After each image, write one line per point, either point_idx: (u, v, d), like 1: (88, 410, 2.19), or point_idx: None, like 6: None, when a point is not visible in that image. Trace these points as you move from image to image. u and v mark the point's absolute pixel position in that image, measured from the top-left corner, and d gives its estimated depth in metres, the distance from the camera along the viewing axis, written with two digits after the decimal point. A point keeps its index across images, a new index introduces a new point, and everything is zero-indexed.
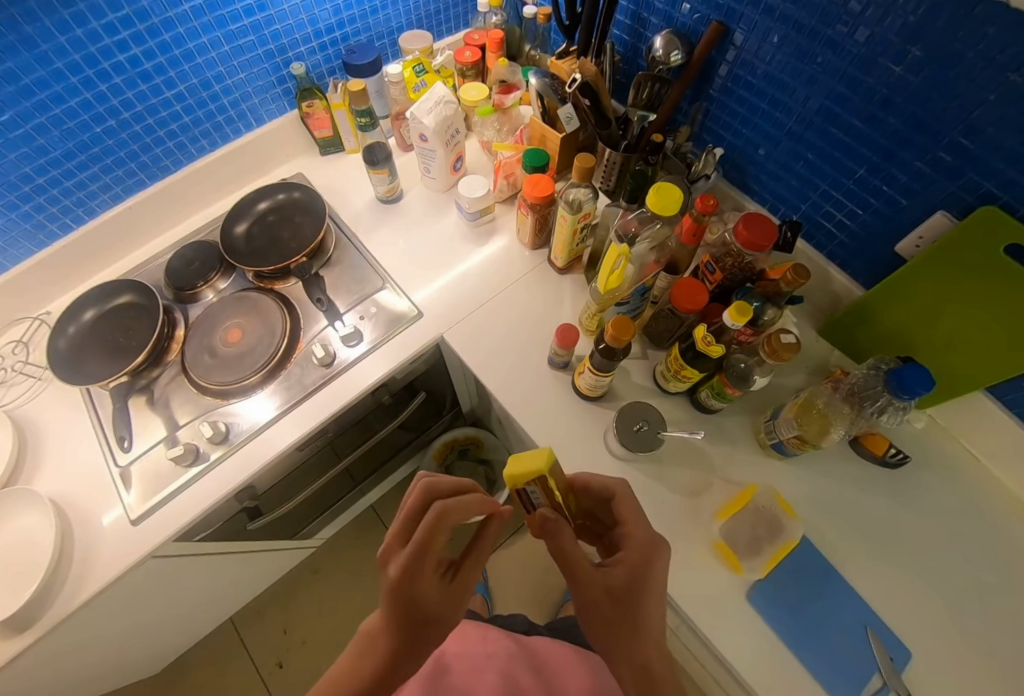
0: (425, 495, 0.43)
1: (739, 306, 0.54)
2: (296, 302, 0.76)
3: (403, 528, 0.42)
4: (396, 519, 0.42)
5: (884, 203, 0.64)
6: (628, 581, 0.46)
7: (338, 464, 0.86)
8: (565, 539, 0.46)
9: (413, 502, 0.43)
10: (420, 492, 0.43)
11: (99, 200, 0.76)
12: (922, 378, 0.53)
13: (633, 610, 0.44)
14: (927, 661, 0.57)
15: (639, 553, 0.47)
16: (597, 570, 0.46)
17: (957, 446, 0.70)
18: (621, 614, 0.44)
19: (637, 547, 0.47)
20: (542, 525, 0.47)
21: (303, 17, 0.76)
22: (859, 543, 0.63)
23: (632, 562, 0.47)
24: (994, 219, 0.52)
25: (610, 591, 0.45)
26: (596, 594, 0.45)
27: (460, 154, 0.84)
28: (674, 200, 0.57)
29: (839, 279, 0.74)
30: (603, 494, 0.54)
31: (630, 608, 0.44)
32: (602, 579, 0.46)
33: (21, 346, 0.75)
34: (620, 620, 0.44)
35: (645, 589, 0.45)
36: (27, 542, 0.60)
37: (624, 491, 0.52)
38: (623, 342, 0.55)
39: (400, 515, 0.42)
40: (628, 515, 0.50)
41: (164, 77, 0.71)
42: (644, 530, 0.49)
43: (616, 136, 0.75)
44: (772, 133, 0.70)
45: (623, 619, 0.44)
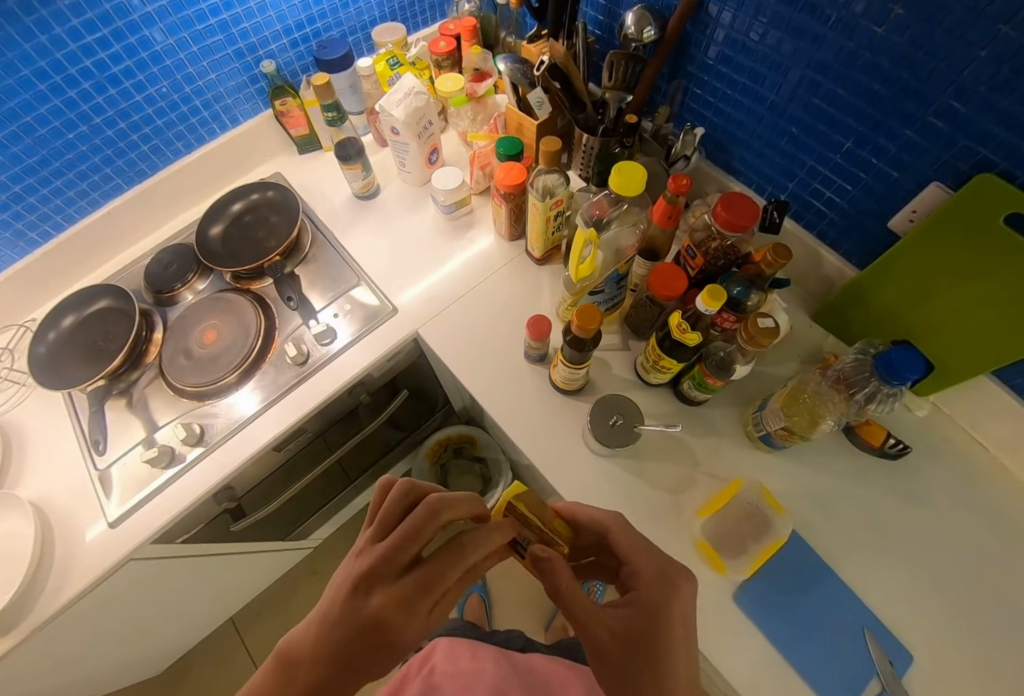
0: (437, 512, 0.40)
1: (712, 291, 0.51)
2: (272, 301, 0.75)
3: (404, 545, 0.39)
4: (402, 528, 0.39)
5: (874, 177, 0.60)
6: (643, 623, 0.40)
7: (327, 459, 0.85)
8: (564, 577, 0.42)
9: (423, 520, 0.40)
10: (436, 512, 0.40)
11: (77, 207, 0.77)
12: (912, 362, 0.49)
13: (652, 655, 0.38)
14: (930, 665, 0.53)
15: (655, 590, 0.42)
16: (604, 609, 0.41)
17: (964, 435, 0.66)
18: (637, 658, 0.38)
19: (650, 583, 0.43)
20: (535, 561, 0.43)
21: (272, 14, 0.75)
22: (855, 538, 0.60)
23: (646, 600, 0.42)
24: (992, 187, 0.48)
25: (620, 632, 0.40)
26: (605, 637, 0.39)
27: (436, 146, 0.82)
28: (638, 179, 0.55)
29: (831, 260, 0.70)
30: (593, 524, 0.50)
31: (649, 655, 0.38)
32: (611, 622, 0.40)
33: (8, 353, 0.76)
34: (636, 667, 0.38)
35: (664, 633, 0.39)
36: (7, 545, 0.61)
37: (614, 522, 0.49)
38: (591, 331, 0.53)
39: (406, 530, 0.39)
40: (629, 548, 0.46)
41: (133, 81, 0.70)
42: (653, 561, 0.45)
43: (593, 120, 0.72)
44: (754, 109, 0.66)
45: (638, 669, 0.37)
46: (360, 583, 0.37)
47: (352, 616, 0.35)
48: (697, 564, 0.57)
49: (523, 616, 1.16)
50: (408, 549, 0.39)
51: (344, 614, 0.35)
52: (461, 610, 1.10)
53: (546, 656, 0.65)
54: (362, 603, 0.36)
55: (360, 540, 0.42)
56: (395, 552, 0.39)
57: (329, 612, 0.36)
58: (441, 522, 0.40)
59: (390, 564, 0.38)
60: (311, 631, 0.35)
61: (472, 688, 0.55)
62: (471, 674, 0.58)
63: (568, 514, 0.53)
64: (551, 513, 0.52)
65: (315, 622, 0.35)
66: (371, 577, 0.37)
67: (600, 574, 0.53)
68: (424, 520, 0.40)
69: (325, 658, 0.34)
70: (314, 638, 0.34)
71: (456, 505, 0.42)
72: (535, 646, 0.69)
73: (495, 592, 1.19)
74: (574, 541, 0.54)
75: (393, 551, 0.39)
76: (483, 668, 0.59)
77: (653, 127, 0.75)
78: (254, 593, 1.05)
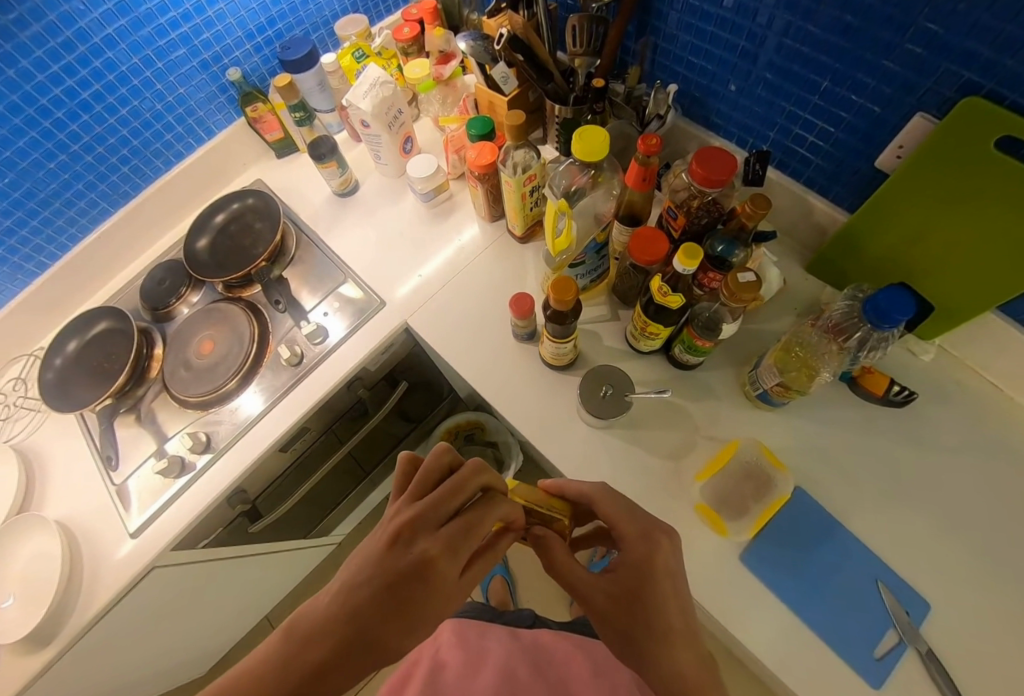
0: (477, 475, 0.41)
1: (688, 250, 0.50)
2: (263, 307, 0.77)
3: (445, 499, 0.39)
4: (445, 483, 0.39)
5: (857, 115, 0.57)
6: (634, 581, 0.41)
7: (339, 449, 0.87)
8: (559, 553, 0.45)
9: (464, 476, 0.40)
10: (477, 472, 0.41)
11: (67, 235, 0.80)
12: (900, 303, 0.46)
13: (645, 610, 0.40)
14: (949, 613, 0.52)
15: (638, 547, 0.43)
16: (594, 575, 0.43)
17: (973, 376, 0.64)
18: (633, 618, 0.40)
19: (633, 538, 0.44)
20: (535, 540, 0.47)
21: (232, 20, 0.75)
22: (862, 489, 0.59)
23: (632, 559, 0.43)
24: (981, 111, 0.45)
25: (615, 595, 0.41)
26: (600, 600, 0.41)
27: (409, 135, 0.82)
28: (600, 142, 0.53)
29: (820, 207, 0.68)
30: (582, 500, 0.48)
31: (640, 610, 0.40)
32: (603, 583, 0.42)
33: (21, 383, 0.79)
34: (633, 625, 0.39)
35: (655, 585, 0.41)
36: (36, 565, 0.64)
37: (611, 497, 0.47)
38: (569, 302, 0.52)
39: (448, 485, 0.39)
40: (618, 519, 0.45)
41: (104, 104, 0.71)
42: (633, 521, 0.45)
43: (562, 90, 0.71)
44: (727, 58, 0.64)
45: (634, 621, 0.39)
46: (400, 535, 0.36)
47: (392, 567, 0.34)
48: (699, 530, 0.57)
49: (546, 594, 1.17)
50: (448, 504, 0.38)
51: (381, 566, 0.34)
52: (486, 595, 1.11)
53: (554, 631, 0.66)
54: (403, 553, 0.35)
55: (391, 508, 0.40)
56: (435, 507, 0.38)
57: (368, 561, 0.35)
58: (481, 482, 0.41)
59: (432, 516, 0.37)
60: (339, 590, 0.34)
61: (483, 671, 0.56)
62: (482, 656, 0.59)
63: (556, 491, 0.51)
64: (542, 493, 0.51)
65: (344, 579, 0.34)
66: (413, 528, 0.36)
67: (603, 539, 0.53)
68: (465, 477, 0.40)
69: (355, 617, 0.32)
70: (342, 599, 0.33)
71: (492, 471, 0.43)
72: (546, 622, 0.69)
73: (517, 574, 1.20)
74: (573, 512, 0.52)
75: (437, 502, 0.38)
76: (492, 648, 0.60)
77: (625, 89, 0.71)
78: (284, 591, 1.09)
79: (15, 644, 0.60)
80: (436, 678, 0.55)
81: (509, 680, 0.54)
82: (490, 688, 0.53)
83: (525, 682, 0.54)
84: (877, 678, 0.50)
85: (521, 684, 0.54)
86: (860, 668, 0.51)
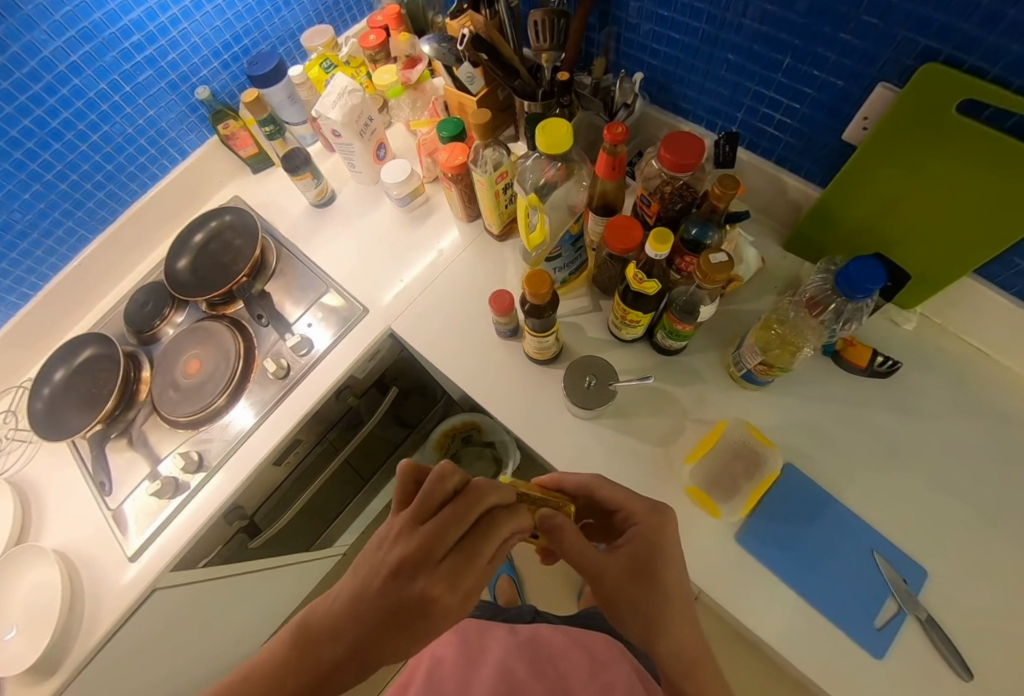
0: (482, 501, 0.36)
1: (658, 234, 0.50)
2: (247, 322, 0.77)
3: (447, 528, 0.34)
4: (445, 512, 0.35)
5: (820, 90, 0.57)
6: (646, 554, 0.44)
7: (336, 457, 0.88)
8: (568, 537, 0.42)
9: (468, 499, 0.35)
10: (484, 496, 0.36)
11: (48, 265, 0.80)
12: (872, 274, 0.46)
13: (654, 580, 0.43)
14: (944, 577, 0.53)
15: (650, 521, 0.46)
16: (607, 553, 0.44)
17: (953, 340, 0.65)
18: (648, 588, 0.42)
19: (647, 515, 0.46)
20: (545, 525, 0.42)
21: (196, 39, 0.75)
22: (851, 460, 0.59)
23: (644, 532, 0.45)
24: (939, 77, 0.45)
25: (628, 568, 0.43)
26: (610, 576, 0.43)
27: (381, 141, 0.82)
28: (564, 134, 0.54)
29: (793, 184, 0.69)
30: (581, 491, 0.50)
31: (653, 581, 0.43)
32: (609, 557, 0.44)
33: (11, 415, 0.80)
34: (651, 597, 0.42)
35: (665, 556, 0.44)
36: (36, 595, 0.64)
37: (600, 481, 0.49)
38: (544, 295, 0.52)
39: (451, 513, 0.35)
40: (619, 498, 0.48)
41: (74, 131, 0.71)
42: (643, 500, 0.47)
43: (530, 86, 0.70)
44: (689, 43, 0.64)
45: (649, 592, 0.42)
46: (400, 567, 0.33)
47: (393, 600, 0.32)
48: (690, 512, 0.57)
49: (553, 589, 1.18)
50: (449, 533, 0.34)
51: (382, 595, 0.32)
52: (493, 594, 1.12)
53: (554, 625, 0.66)
54: (404, 586, 0.32)
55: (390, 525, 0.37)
56: (439, 536, 0.34)
57: (370, 582, 0.33)
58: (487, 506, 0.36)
59: (434, 548, 0.34)
60: (348, 594, 0.33)
61: (483, 667, 0.56)
62: (482, 651, 0.59)
63: (553, 486, 0.52)
64: (539, 486, 0.50)
65: (353, 584, 0.34)
66: (414, 561, 0.33)
67: (600, 533, 0.53)
68: (469, 501, 0.35)
69: (362, 625, 0.32)
70: (346, 600, 0.33)
71: (500, 489, 0.37)
72: (546, 616, 0.69)
73: (523, 571, 1.20)
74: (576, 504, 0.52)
75: (439, 531, 0.34)
76: (493, 646, 0.60)
77: (592, 80, 0.70)
78: (292, 607, 1.08)
79: (21, 676, 0.60)
80: (435, 677, 0.56)
81: (510, 675, 0.54)
82: (489, 686, 0.53)
83: (522, 679, 0.54)
84: (879, 648, 0.50)
85: (520, 680, 0.54)
86: (862, 639, 0.51)
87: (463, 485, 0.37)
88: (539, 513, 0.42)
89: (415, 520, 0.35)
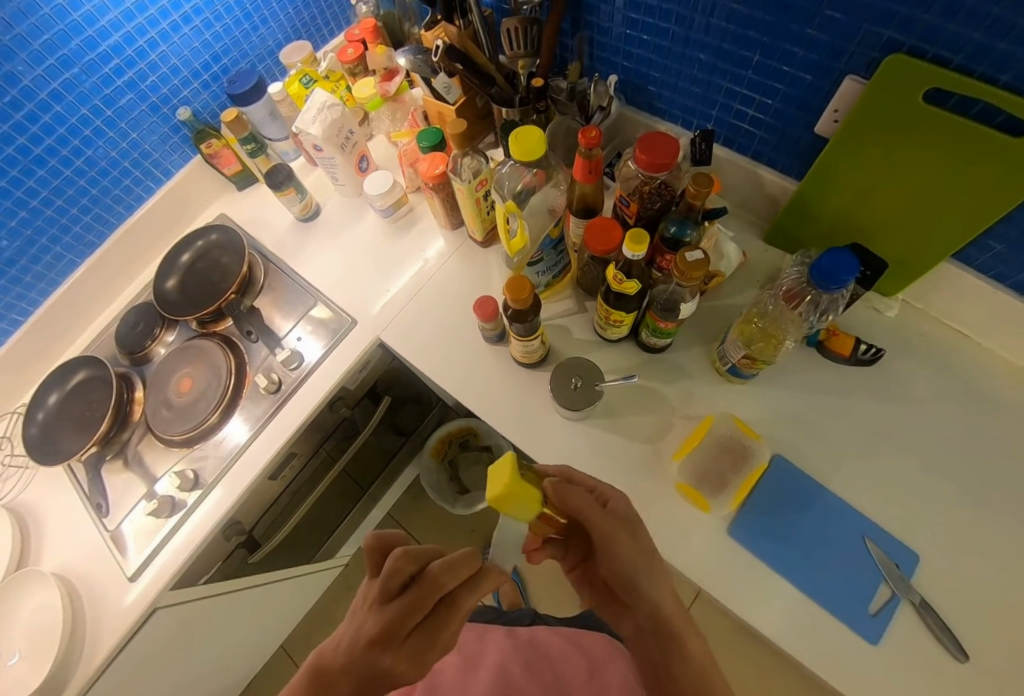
0: (438, 585, 0.35)
1: (634, 235, 0.50)
2: (238, 339, 0.77)
3: (406, 614, 0.34)
4: (403, 597, 0.34)
5: (790, 85, 0.58)
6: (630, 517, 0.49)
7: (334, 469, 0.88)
8: (573, 496, 0.47)
9: (424, 588, 0.35)
10: (442, 579, 0.36)
11: (37, 290, 0.81)
12: (845, 264, 0.47)
13: (641, 539, 0.47)
14: (935, 560, 0.53)
15: (621, 499, 0.50)
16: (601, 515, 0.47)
17: (935, 325, 0.65)
18: (639, 547, 0.47)
19: (614, 489, 0.51)
20: (553, 493, 0.47)
21: (175, 61, 0.76)
22: (838, 449, 0.60)
23: (622, 503, 0.49)
24: (905, 68, 0.46)
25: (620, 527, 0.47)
26: (612, 532, 0.47)
27: (363, 153, 0.82)
28: (537, 140, 0.54)
29: (770, 178, 0.69)
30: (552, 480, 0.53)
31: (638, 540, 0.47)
32: (606, 515, 0.48)
33: (7, 440, 0.80)
34: (642, 554, 0.46)
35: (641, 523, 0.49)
36: (37, 620, 0.64)
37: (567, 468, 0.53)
38: (527, 300, 0.53)
39: (410, 598, 0.34)
40: (591, 478, 0.51)
41: (58, 157, 0.72)
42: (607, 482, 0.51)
43: (507, 92, 0.71)
44: (660, 44, 0.65)
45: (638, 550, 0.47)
46: (375, 637, 0.32)
47: (368, 671, 0.31)
48: (681, 507, 0.58)
49: (556, 591, 1.18)
50: (410, 617, 0.34)
51: (356, 666, 0.31)
52: (498, 598, 1.11)
53: (552, 627, 0.67)
54: (375, 659, 0.32)
55: (360, 597, 0.36)
56: (401, 620, 0.33)
57: (349, 648, 0.32)
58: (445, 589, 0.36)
59: (398, 629, 0.33)
60: (346, 643, 0.33)
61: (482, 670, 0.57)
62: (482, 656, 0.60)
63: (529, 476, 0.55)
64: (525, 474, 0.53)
65: (352, 632, 0.33)
66: (382, 639, 0.33)
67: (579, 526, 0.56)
68: (427, 587, 0.35)
69: (360, 671, 0.31)
70: (345, 646, 0.33)
71: (459, 567, 0.37)
72: (545, 617, 0.70)
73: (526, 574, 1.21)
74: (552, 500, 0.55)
75: (400, 616, 0.34)
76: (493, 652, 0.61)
77: (568, 84, 0.71)
78: (296, 621, 1.08)
79: None
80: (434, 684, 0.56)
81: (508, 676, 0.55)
82: None
83: None
84: (874, 633, 0.50)
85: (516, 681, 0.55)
86: (857, 625, 0.51)
87: (419, 571, 0.36)
88: (544, 484, 0.48)
89: (376, 601, 0.35)
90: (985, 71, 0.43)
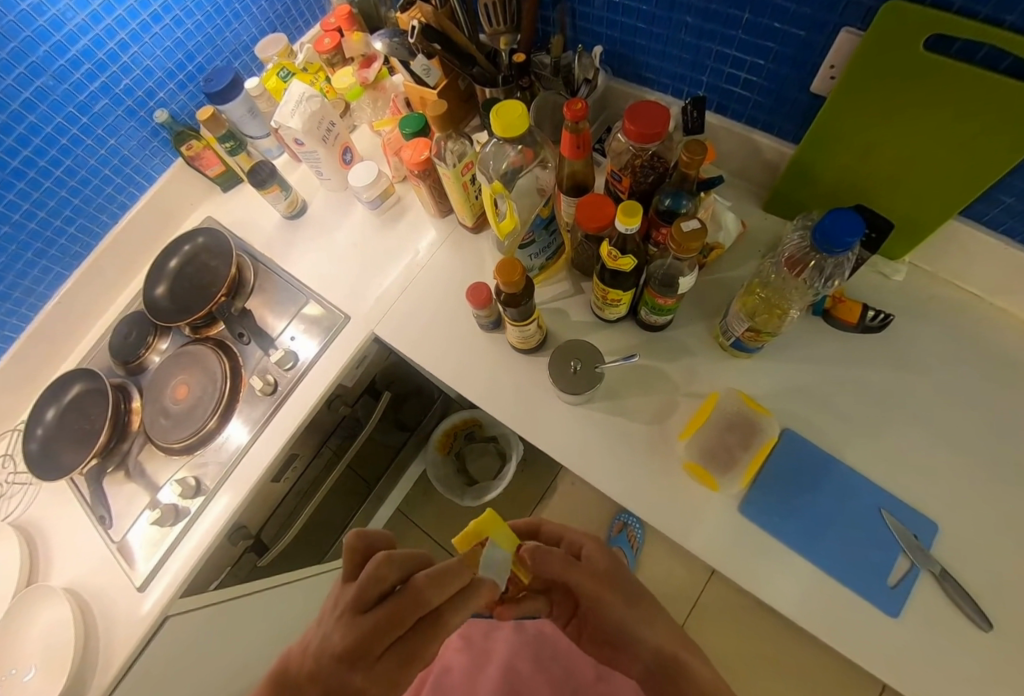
0: (417, 599, 0.34)
1: (627, 208, 0.48)
2: (231, 342, 0.76)
3: (378, 629, 0.33)
4: (380, 609, 0.34)
5: (783, 43, 0.55)
6: (608, 567, 0.54)
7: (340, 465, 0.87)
8: (555, 560, 0.49)
9: (404, 599, 0.34)
10: (421, 595, 0.35)
11: (27, 305, 0.80)
12: (850, 227, 0.44)
13: (620, 583, 0.53)
14: (953, 529, 0.51)
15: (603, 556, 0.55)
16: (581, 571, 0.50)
17: (945, 286, 0.63)
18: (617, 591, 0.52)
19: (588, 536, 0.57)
20: (532, 556, 0.48)
21: (148, 63, 0.74)
22: (850, 420, 0.58)
23: (598, 553, 0.55)
24: (905, 17, 0.43)
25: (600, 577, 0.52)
26: (594, 588, 0.50)
27: (347, 145, 0.80)
28: (519, 115, 0.52)
29: (766, 144, 0.67)
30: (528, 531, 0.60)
31: (617, 584, 0.52)
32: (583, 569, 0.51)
33: (10, 458, 0.80)
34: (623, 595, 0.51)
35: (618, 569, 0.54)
36: (47, 636, 0.64)
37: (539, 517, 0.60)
38: (518, 283, 0.51)
39: (387, 609, 0.34)
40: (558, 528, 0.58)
41: (37, 168, 0.71)
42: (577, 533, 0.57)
43: (490, 72, 0.69)
44: (644, 10, 0.62)
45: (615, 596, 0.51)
46: (344, 651, 0.32)
47: (333, 686, 0.31)
48: (689, 486, 0.57)
49: None
50: (384, 635, 0.33)
51: (323, 675, 0.31)
52: None
53: None
54: (343, 674, 0.31)
55: (336, 599, 0.36)
56: (374, 632, 0.33)
57: (316, 656, 0.32)
58: (426, 604, 0.35)
59: (369, 644, 0.33)
60: (315, 649, 0.33)
61: None
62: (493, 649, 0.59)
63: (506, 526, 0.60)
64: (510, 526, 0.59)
65: (324, 637, 0.33)
66: (351, 653, 0.32)
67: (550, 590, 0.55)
68: (405, 602, 0.34)
69: (324, 681, 0.31)
70: (314, 651, 0.33)
71: (443, 583, 0.36)
72: None
73: None
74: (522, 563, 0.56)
75: (372, 629, 0.33)
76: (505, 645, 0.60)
77: (551, 59, 0.68)
78: None
79: None
80: None
81: None
82: None
83: None
84: (894, 607, 0.49)
85: None
86: (876, 599, 0.50)
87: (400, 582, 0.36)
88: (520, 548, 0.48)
89: (351, 609, 0.34)
90: (988, 12, 0.40)
